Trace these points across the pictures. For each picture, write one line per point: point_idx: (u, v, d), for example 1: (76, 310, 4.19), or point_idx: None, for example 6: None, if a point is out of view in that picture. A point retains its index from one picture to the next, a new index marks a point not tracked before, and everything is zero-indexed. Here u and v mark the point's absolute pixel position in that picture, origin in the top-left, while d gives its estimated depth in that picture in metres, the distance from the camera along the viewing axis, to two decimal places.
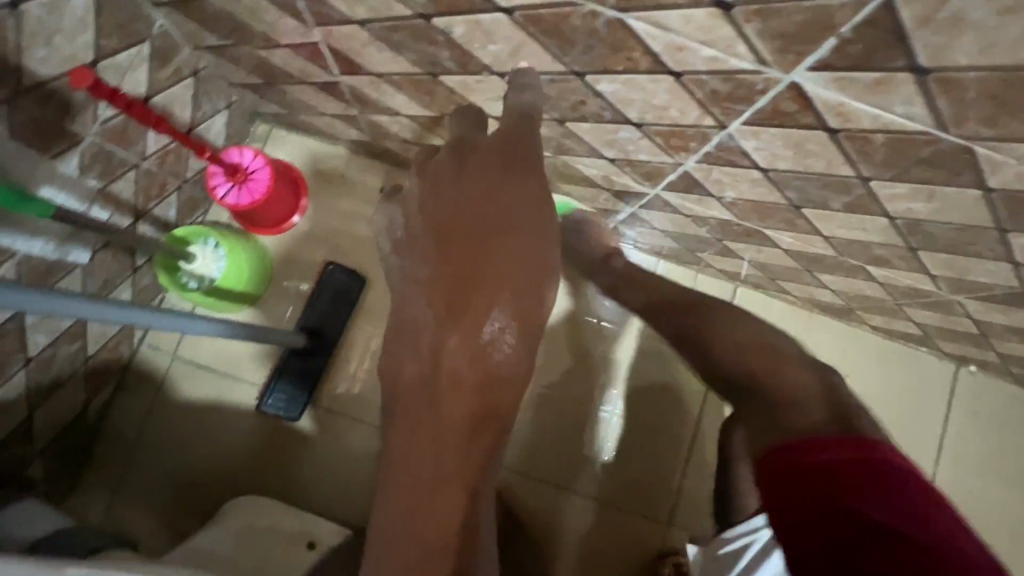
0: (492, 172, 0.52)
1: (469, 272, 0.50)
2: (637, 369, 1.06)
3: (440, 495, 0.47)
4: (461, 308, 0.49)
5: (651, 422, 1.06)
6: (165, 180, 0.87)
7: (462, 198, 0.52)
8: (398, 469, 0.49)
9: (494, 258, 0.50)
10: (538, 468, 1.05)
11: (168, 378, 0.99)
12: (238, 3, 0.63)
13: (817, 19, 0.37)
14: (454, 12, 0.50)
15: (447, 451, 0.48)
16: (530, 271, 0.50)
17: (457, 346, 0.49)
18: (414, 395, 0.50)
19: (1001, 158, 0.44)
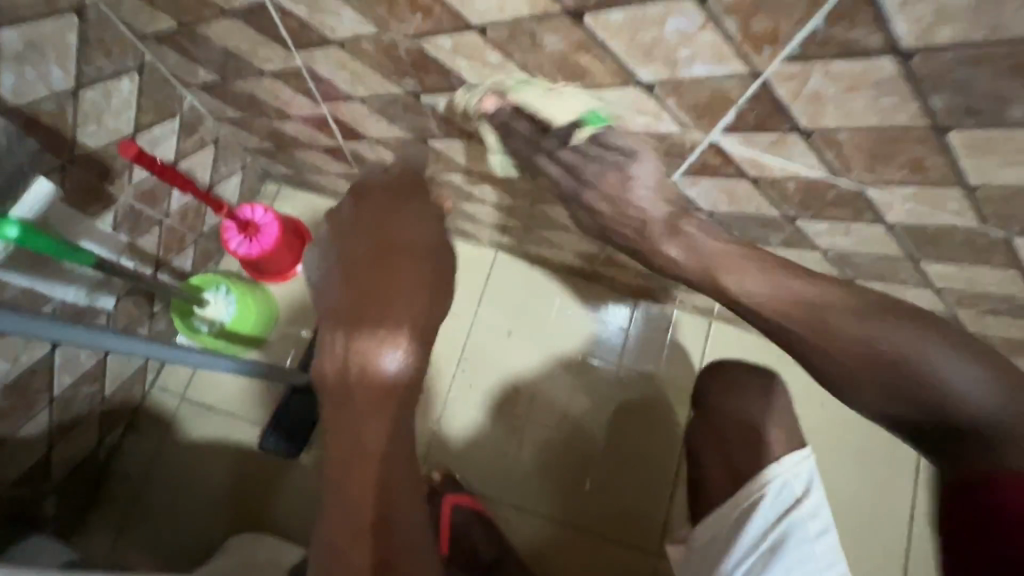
0: (380, 208, 0.63)
1: (365, 293, 0.59)
2: (621, 398, 1.12)
3: (362, 471, 0.56)
4: (358, 323, 0.58)
5: (638, 451, 1.10)
6: (184, 234, 0.97)
7: (362, 233, 0.63)
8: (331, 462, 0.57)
9: (390, 274, 0.60)
10: (527, 498, 1.09)
11: (176, 418, 1.04)
12: (258, 85, 0.75)
13: (718, 95, 0.47)
14: (437, 91, 0.61)
15: (366, 440, 0.56)
16: (418, 279, 0.60)
17: (360, 352, 0.57)
18: (332, 399, 0.58)
19: (889, 199, 0.53)
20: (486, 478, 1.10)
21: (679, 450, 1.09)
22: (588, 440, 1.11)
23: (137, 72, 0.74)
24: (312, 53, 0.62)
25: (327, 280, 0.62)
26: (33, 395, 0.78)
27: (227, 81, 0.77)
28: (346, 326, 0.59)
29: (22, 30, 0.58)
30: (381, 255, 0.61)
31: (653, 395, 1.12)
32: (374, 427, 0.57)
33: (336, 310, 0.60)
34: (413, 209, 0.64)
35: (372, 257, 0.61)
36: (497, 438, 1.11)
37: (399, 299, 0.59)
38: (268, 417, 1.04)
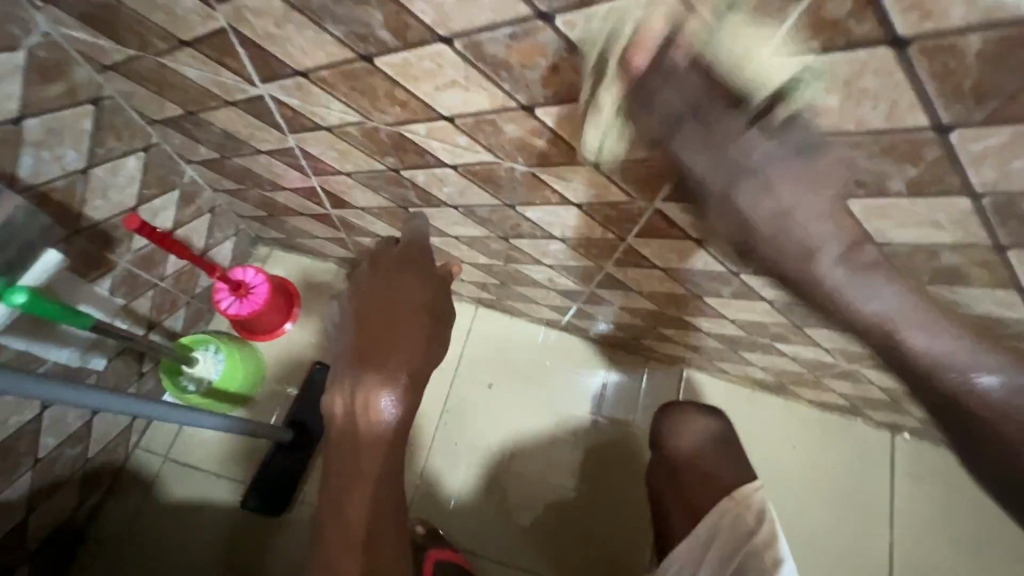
0: (392, 266, 0.68)
1: (382, 334, 0.65)
2: (600, 446, 1.15)
3: (357, 493, 0.65)
4: (369, 360, 0.63)
5: (618, 500, 1.11)
6: (178, 296, 1.02)
7: (378, 286, 0.67)
8: (333, 484, 0.66)
9: (393, 329, 0.65)
10: (509, 544, 1.09)
11: (158, 479, 1.04)
12: (254, 161, 0.83)
13: (655, 171, 0.55)
14: (416, 167, 0.68)
15: (365, 463, 0.65)
16: (418, 333, 0.66)
17: (364, 399, 0.63)
18: (337, 427, 0.65)
19: None
20: (473, 528, 1.10)
21: None
22: (570, 487, 1.12)
23: (143, 150, 0.82)
24: (304, 135, 0.70)
25: (342, 331, 0.68)
26: (18, 456, 0.79)
27: (226, 157, 0.85)
28: (354, 365, 0.64)
29: (45, 120, 0.66)
30: (394, 301, 0.66)
31: (634, 446, 1.14)
32: (373, 452, 0.65)
33: (350, 349, 0.65)
34: (416, 271, 0.69)
35: (380, 315, 0.65)
36: (488, 486, 1.12)
37: (408, 339, 0.65)
38: (250, 474, 1.04)
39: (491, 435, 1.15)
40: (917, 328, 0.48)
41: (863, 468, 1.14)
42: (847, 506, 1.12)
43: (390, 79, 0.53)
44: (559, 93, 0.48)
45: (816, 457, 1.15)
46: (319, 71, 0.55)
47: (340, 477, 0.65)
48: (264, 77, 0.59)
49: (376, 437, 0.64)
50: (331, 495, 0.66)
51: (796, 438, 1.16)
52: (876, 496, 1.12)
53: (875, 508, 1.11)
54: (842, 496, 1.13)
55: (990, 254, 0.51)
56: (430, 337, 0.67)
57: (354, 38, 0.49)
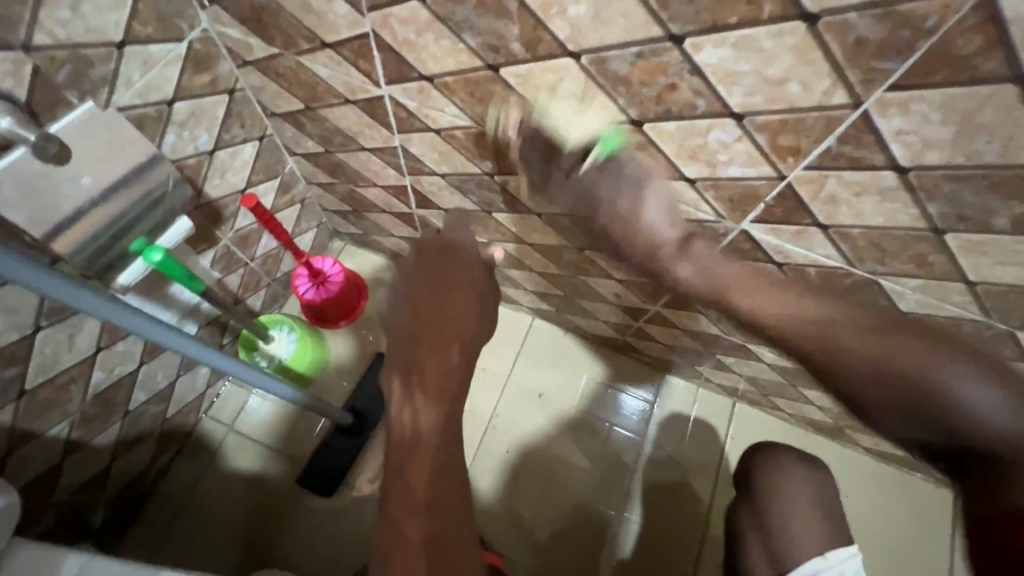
0: (435, 253, 0.73)
1: (432, 316, 0.70)
2: (645, 463, 1.15)
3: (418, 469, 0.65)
4: (430, 338, 0.70)
5: (659, 527, 1.12)
6: (262, 277, 1.09)
7: (422, 273, 0.72)
8: (394, 454, 0.67)
9: (437, 308, 0.70)
10: (551, 547, 1.10)
11: (221, 448, 1.10)
12: (356, 157, 0.90)
13: (750, 192, 0.57)
14: (510, 172, 0.73)
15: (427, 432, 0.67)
16: (461, 316, 0.70)
17: (420, 365, 0.69)
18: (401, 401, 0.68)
19: (899, 288, 0.61)
20: (511, 533, 1.11)
21: (704, 521, 1.12)
22: (613, 497, 1.13)
23: (259, 140, 0.90)
24: (411, 135, 0.76)
25: (394, 311, 0.73)
26: (113, 405, 0.86)
27: (330, 152, 0.92)
28: (413, 338, 0.70)
29: (190, 102, 0.74)
30: (437, 284, 0.71)
31: (682, 470, 1.15)
32: (437, 423, 0.67)
33: (405, 327, 0.71)
34: (460, 259, 0.73)
35: (427, 295, 0.71)
36: (527, 490, 1.14)
37: (455, 322, 0.70)
38: (308, 450, 1.10)
39: (533, 441, 1.17)
40: (817, 320, 0.53)
41: (920, 522, 1.09)
42: (901, 563, 1.07)
43: (510, 87, 0.58)
44: (670, 109, 0.51)
45: (870, 504, 1.11)
46: (445, 76, 0.61)
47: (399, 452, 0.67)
48: (391, 79, 0.66)
49: (435, 414, 0.67)
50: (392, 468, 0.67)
51: (851, 483, 1.12)
52: (932, 554, 1.07)
53: (930, 567, 1.07)
54: (894, 548, 1.08)
55: None
56: (478, 315, 0.71)
57: (487, 47, 0.54)
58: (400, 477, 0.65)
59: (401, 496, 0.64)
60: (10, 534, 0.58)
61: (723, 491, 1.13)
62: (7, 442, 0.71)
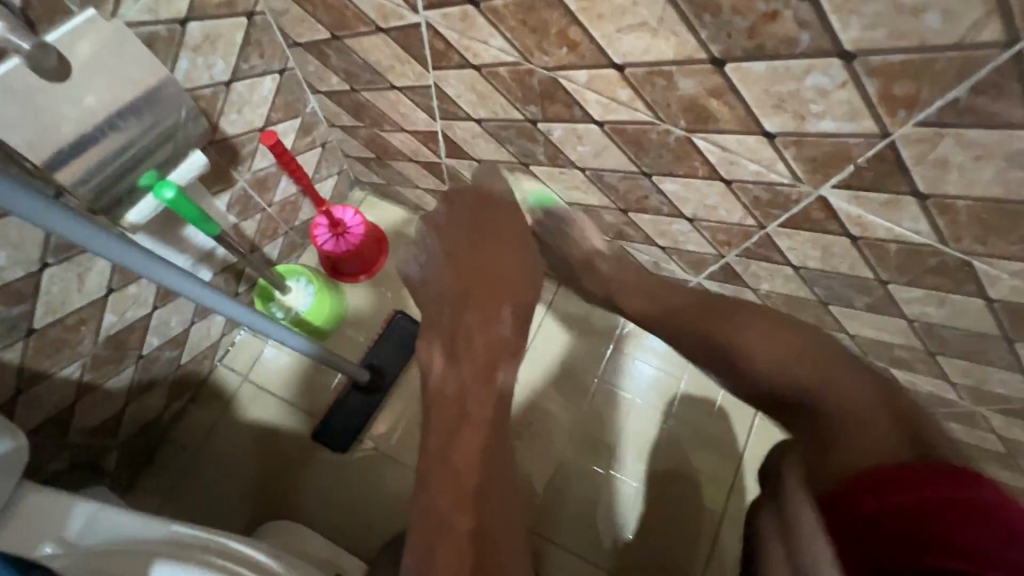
0: (476, 205, 0.69)
1: (484, 274, 0.66)
2: (666, 440, 1.12)
3: (463, 454, 0.59)
4: (475, 302, 0.65)
5: (676, 506, 1.09)
6: (280, 225, 1.04)
7: (462, 223, 0.69)
8: (438, 431, 0.61)
9: (487, 262, 0.66)
10: (567, 518, 1.08)
11: (236, 397, 1.08)
12: (383, 97, 0.82)
13: (840, 150, 0.50)
14: (556, 120, 0.66)
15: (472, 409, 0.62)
16: (513, 272, 0.67)
17: (466, 334, 0.64)
18: (443, 379, 0.64)
19: (996, 272, 0.54)
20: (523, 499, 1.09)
21: (726, 504, 1.08)
22: (630, 472, 1.10)
23: (279, 74, 0.83)
24: (447, 73, 0.68)
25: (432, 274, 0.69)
26: (126, 348, 0.83)
27: (356, 91, 0.84)
28: (455, 301, 0.66)
29: (205, 24, 0.66)
30: (483, 234, 0.68)
31: (705, 450, 1.11)
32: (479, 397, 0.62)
33: (449, 287, 0.67)
34: (504, 211, 0.70)
35: (471, 252, 0.67)
36: (541, 457, 1.11)
37: (508, 281, 0.66)
38: (322, 405, 1.07)
39: (554, 411, 1.14)
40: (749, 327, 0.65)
41: None
42: None
43: (570, 15, 0.50)
44: (763, 45, 0.43)
45: None
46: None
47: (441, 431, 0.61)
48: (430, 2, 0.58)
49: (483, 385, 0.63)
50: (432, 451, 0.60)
51: None
52: None
53: None
54: None
55: None
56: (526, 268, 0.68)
57: None
58: (445, 456, 0.59)
59: (443, 478, 0.58)
60: (17, 477, 0.55)
61: (742, 471, 1.10)
62: (17, 381, 0.69)
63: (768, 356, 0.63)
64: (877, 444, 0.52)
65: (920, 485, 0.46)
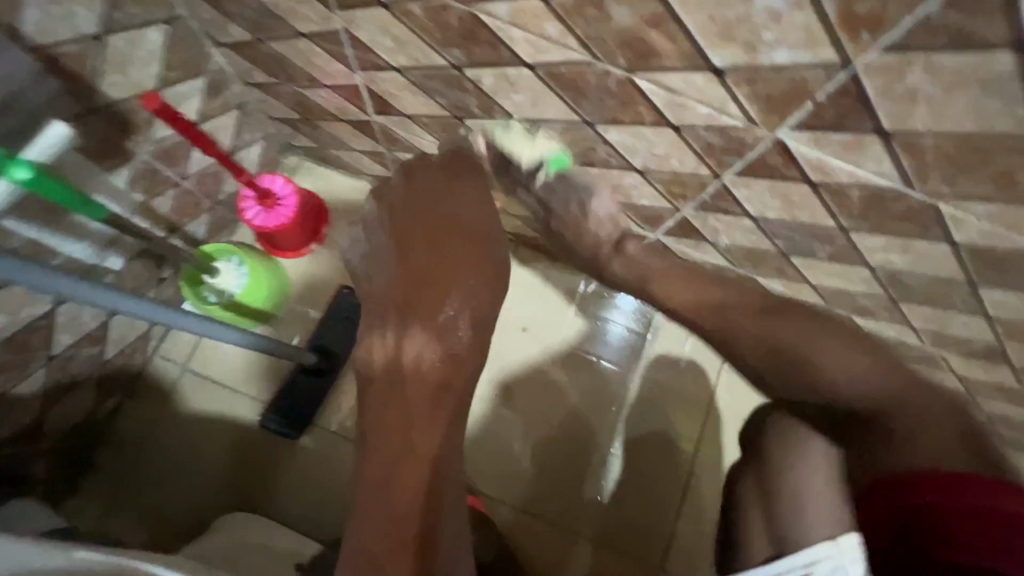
0: (434, 183, 0.64)
1: (444, 265, 0.61)
2: (640, 406, 1.09)
3: (404, 488, 0.54)
4: (430, 296, 0.60)
5: (656, 474, 1.07)
6: (201, 200, 0.94)
7: (418, 202, 0.63)
8: (375, 454, 0.56)
9: (445, 254, 0.61)
10: (541, 494, 1.06)
11: (176, 389, 1.01)
12: (292, 47, 0.72)
13: (797, 86, 0.43)
14: (483, 64, 0.57)
15: (414, 429, 0.56)
16: (473, 267, 0.61)
17: (419, 341, 0.58)
18: (382, 398, 0.58)
19: (962, 215, 0.49)
20: (485, 473, 1.07)
21: (705, 466, 1.07)
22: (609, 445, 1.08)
23: (166, 23, 0.71)
24: (354, 13, 0.58)
25: (381, 261, 0.63)
26: (31, 350, 0.74)
27: (260, 41, 0.74)
28: (407, 295, 0.60)
29: None
30: (447, 220, 0.62)
31: (683, 415, 1.09)
32: (421, 420, 0.57)
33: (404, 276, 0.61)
34: (466, 191, 0.64)
35: (430, 237, 0.62)
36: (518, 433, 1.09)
37: (467, 280, 0.61)
38: (270, 394, 1.00)
39: (533, 387, 1.10)
40: (717, 301, 0.66)
41: None
42: None
43: None
44: None
45: None
46: None
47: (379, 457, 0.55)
48: None
49: (427, 406, 0.57)
50: (372, 479, 0.55)
51: None
52: None
53: None
54: None
55: None
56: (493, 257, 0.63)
57: None
58: (382, 487, 0.54)
59: (381, 513, 0.53)
60: None
61: (714, 431, 1.08)
62: None
63: (857, 372, 0.59)
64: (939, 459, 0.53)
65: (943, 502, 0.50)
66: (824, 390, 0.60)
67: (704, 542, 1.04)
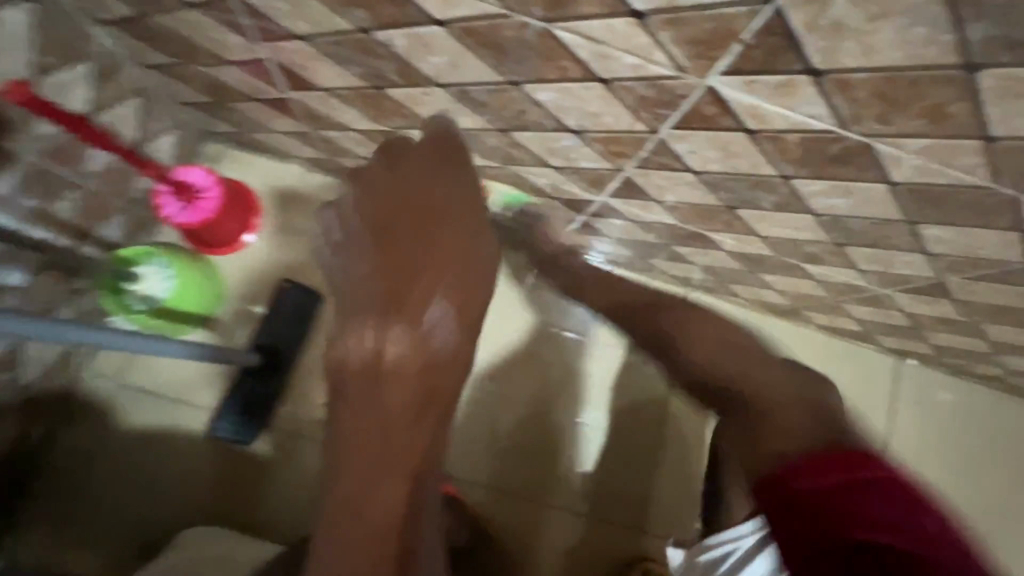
0: (419, 164, 0.58)
1: (427, 255, 0.55)
2: (624, 376, 1.08)
3: (382, 501, 0.52)
4: (413, 290, 0.55)
5: (640, 442, 1.07)
6: (111, 200, 0.86)
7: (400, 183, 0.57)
8: (348, 462, 0.53)
9: (430, 246, 0.55)
10: (527, 472, 1.06)
11: (114, 406, 0.96)
12: (181, 20, 0.64)
13: (722, 26, 0.40)
14: (392, 26, 0.52)
15: (393, 437, 0.53)
16: (460, 257, 0.56)
17: (402, 342, 0.54)
18: (357, 406, 0.54)
19: (898, 153, 0.48)
20: (471, 459, 1.06)
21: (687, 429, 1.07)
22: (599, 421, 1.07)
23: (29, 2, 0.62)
24: None
25: (359, 249, 0.57)
26: None
27: (145, 16, 0.65)
28: (393, 288, 0.55)
29: None
30: (432, 203, 0.56)
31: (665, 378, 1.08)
32: (401, 430, 0.54)
33: (387, 269, 0.55)
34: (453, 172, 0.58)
35: (413, 223, 0.56)
36: (507, 415, 1.07)
37: (455, 270, 0.55)
38: (218, 401, 0.95)
39: (525, 369, 1.08)
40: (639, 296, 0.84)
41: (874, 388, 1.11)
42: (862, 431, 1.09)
43: None
44: None
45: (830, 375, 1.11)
46: None
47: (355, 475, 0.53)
48: None
49: (405, 412, 0.54)
50: (344, 502, 0.53)
51: (808, 353, 1.11)
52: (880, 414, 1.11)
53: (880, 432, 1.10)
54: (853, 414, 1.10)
55: None
56: (478, 253, 0.57)
57: None
58: (356, 498, 0.52)
59: (355, 525, 0.52)
60: None
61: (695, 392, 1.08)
62: None
63: (764, 372, 0.64)
64: (789, 425, 0.57)
65: (838, 467, 0.48)
66: (699, 373, 0.68)
67: (687, 501, 1.05)
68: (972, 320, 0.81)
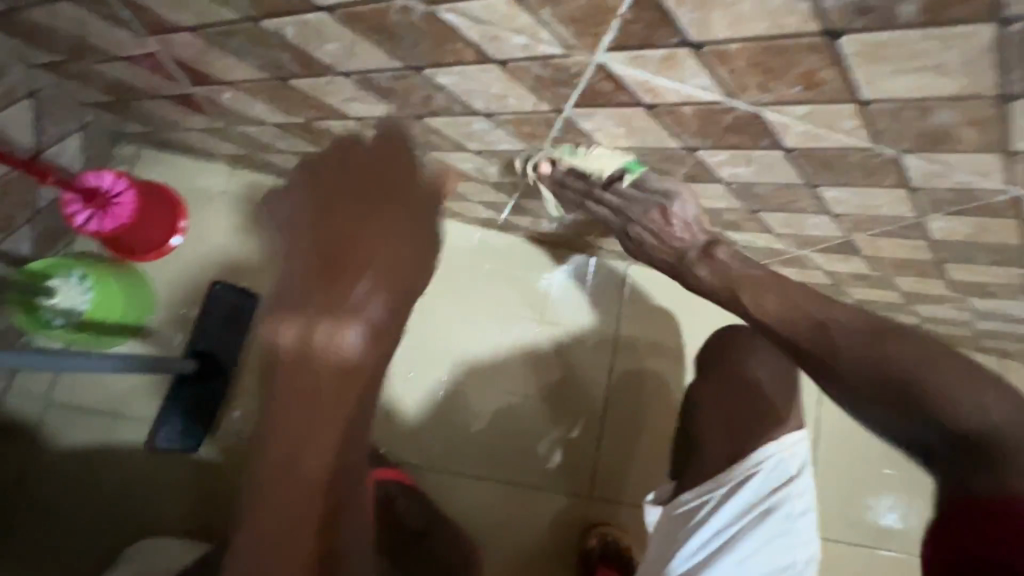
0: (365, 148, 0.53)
1: (358, 232, 0.48)
2: (576, 350, 1.09)
3: (304, 479, 0.44)
4: (343, 265, 0.47)
5: (599, 416, 1.09)
6: (12, 211, 0.81)
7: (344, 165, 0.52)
8: (267, 441, 0.45)
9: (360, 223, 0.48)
10: (484, 450, 1.07)
11: (42, 427, 0.92)
12: (60, 15, 0.60)
13: (597, 2, 0.41)
14: (279, 14, 0.50)
15: (316, 415, 0.45)
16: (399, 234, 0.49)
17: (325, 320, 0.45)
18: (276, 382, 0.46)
19: (785, 120, 0.50)
20: (432, 443, 1.07)
21: (642, 398, 1.09)
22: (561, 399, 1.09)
23: None
24: None
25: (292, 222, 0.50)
26: None
27: (19, 11, 0.61)
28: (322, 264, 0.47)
29: None
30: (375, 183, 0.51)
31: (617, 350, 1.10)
32: (326, 406, 0.45)
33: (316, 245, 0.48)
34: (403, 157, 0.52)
35: (348, 202, 0.50)
36: (470, 398, 1.08)
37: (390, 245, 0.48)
38: (155, 411, 0.93)
39: (481, 352, 1.09)
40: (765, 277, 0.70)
41: None
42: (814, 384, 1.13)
43: None
44: None
45: None
46: None
47: (248, 496, 0.45)
48: None
49: (333, 390, 0.45)
50: (260, 489, 0.45)
51: None
52: None
53: None
54: None
55: (989, 109, 0.41)
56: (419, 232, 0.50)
57: None
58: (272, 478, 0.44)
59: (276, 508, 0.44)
60: None
61: (645, 360, 1.10)
62: None
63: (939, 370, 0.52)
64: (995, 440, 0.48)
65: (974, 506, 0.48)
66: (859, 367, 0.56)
67: (643, 468, 1.08)
68: (884, 274, 0.85)
